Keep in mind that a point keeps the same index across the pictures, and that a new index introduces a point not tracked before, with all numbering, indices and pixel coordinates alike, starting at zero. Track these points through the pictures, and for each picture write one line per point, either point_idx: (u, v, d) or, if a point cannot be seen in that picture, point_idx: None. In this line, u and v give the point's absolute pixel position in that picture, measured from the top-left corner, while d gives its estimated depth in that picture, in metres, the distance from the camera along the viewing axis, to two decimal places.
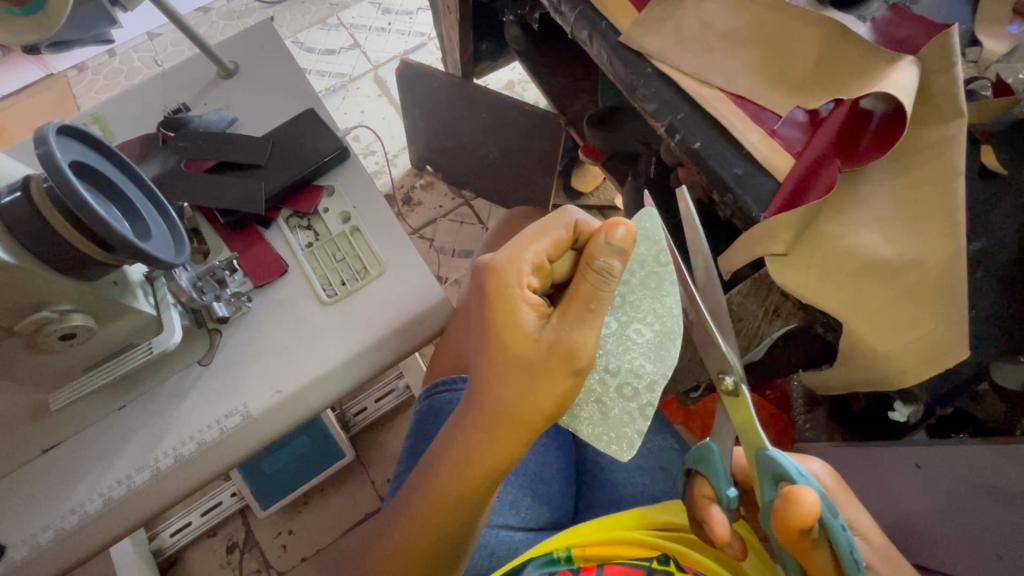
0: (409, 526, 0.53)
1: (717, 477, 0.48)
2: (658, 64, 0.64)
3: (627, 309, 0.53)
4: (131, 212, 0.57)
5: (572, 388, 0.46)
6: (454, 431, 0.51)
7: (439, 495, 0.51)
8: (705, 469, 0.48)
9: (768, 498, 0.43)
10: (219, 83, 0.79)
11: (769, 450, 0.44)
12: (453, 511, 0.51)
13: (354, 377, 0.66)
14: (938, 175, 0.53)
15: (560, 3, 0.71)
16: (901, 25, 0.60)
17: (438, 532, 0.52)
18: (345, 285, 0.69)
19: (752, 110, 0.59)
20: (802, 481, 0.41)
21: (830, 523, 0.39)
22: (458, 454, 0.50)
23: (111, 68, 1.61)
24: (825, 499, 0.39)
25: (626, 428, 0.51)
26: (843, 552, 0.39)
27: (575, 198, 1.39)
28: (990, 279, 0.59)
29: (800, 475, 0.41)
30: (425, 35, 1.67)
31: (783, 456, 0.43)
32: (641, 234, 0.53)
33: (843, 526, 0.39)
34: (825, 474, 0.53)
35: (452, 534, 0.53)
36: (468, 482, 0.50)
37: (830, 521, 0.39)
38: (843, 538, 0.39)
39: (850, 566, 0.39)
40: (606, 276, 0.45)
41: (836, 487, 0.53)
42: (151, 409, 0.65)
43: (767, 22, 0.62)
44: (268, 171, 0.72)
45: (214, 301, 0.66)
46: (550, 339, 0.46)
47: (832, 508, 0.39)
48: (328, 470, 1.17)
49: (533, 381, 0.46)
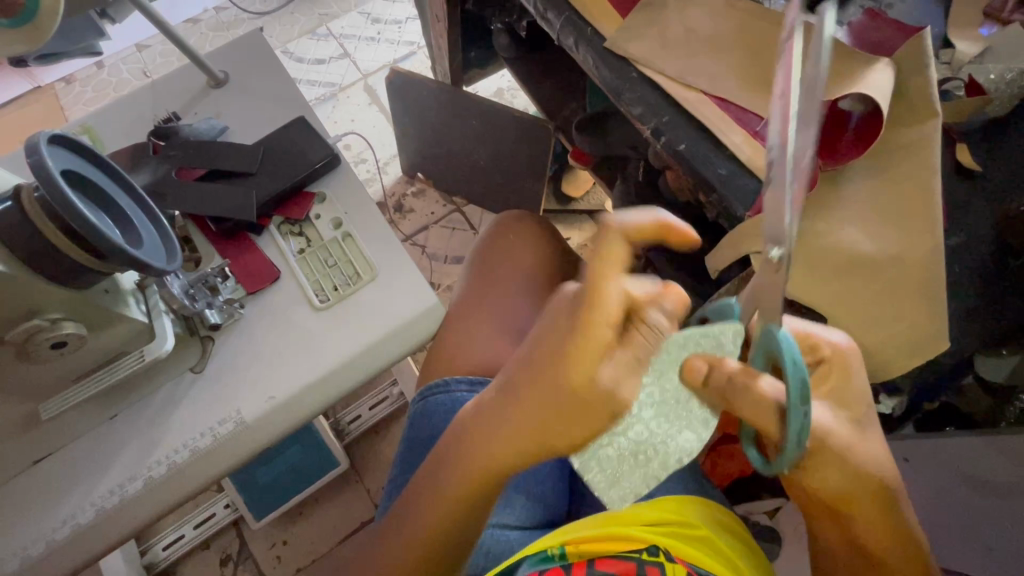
0: (407, 529, 0.53)
1: (718, 349, 0.47)
2: (643, 68, 0.65)
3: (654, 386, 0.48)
4: (121, 220, 0.57)
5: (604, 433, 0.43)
6: (480, 431, 0.48)
7: (438, 500, 0.51)
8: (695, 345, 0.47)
9: (756, 365, 0.44)
10: (210, 92, 0.80)
11: (778, 330, 0.41)
12: (451, 512, 0.51)
13: (347, 383, 0.66)
14: (918, 173, 0.55)
15: (545, 9, 0.72)
16: (878, 28, 0.62)
17: (432, 535, 0.52)
18: (338, 291, 0.69)
19: (734, 112, 0.61)
20: (791, 368, 0.40)
21: (790, 407, 0.40)
22: (462, 462, 0.50)
23: (100, 80, 1.61)
24: (797, 390, 0.40)
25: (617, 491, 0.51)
26: (788, 437, 0.41)
27: (567, 202, 1.40)
28: (969, 271, 0.60)
29: (790, 366, 0.40)
30: (415, 43, 1.69)
31: (789, 341, 0.41)
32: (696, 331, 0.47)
33: (802, 415, 0.40)
34: (844, 342, 0.50)
35: (454, 538, 0.53)
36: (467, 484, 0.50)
37: (792, 407, 0.40)
38: (796, 424, 0.40)
39: (790, 449, 0.41)
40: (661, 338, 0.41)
41: (852, 356, 0.50)
42: (144, 418, 0.64)
43: (747, 27, 0.64)
44: (260, 179, 0.72)
45: (206, 308, 0.66)
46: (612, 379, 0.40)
47: (800, 397, 0.40)
48: (323, 479, 1.16)
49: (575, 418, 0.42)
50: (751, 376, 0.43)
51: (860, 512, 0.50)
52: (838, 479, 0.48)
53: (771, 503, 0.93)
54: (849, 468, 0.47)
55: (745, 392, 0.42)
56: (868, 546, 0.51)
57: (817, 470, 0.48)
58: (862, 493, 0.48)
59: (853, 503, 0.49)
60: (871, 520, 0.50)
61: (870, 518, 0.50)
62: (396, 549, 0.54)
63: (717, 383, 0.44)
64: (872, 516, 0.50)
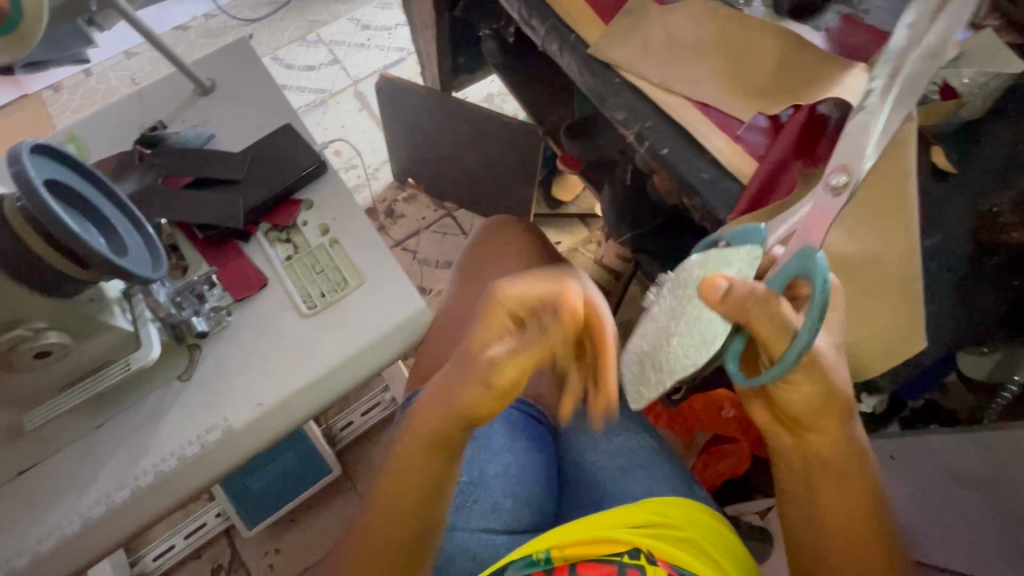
0: (379, 515, 0.56)
1: (733, 271, 0.48)
2: (626, 74, 0.66)
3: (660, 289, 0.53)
4: (105, 229, 0.57)
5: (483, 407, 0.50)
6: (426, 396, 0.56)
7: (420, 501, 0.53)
8: (715, 265, 0.49)
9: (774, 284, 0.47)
10: (196, 100, 0.80)
11: (816, 252, 0.44)
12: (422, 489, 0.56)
13: (336, 389, 0.66)
14: (893, 175, 0.54)
15: (530, 17, 0.73)
16: (853, 34, 0.64)
17: (408, 522, 0.55)
18: (325, 297, 0.69)
19: (715, 116, 0.62)
20: (820, 284, 0.43)
21: (804, 324, 0.44)
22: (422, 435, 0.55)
23: (88, 87, 1.61)
24: (820, 302, 0.43)
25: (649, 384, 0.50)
26: (797, 344, 0.44)
27: (556, 207, 1.41)
28: (943, 271, 0.61)
29: (818, 279, 0.43)
30: (404, 50, 1.69)
31: (822, 260, 0.44)
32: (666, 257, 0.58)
33: (816, 327, 0.43)
34: None
35: (430, 519, 0.57)
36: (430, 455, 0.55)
37: (811, 316, 0.43)
38: (808, 332, 0.43)
39: (793, 356, 0.44)
40: (541, 334, 0.46)
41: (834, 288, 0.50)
42: (131, 426, 0.64)
43: (727, 32, 0.65)
44: (247, 185, 0.73)
45: (193, 316, 0.66)
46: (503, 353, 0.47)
47: (817, 315, 0.43)
48: (316, 485, 1.16)
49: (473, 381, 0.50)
50: (766, 295, 0.46)
51: (818, 425, 0.51)
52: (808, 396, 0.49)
53: (761, 503, 0.94)
54: (819, 383, 0.48)
55: (764, 301, 0.45)
56: (824, 463, 0.53)
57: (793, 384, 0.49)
58: (828, 408, 0.50)
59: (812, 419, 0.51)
60: (825, 436, 0.52)
61: (824, 431, 0.51)
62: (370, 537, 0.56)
63: (739, 296, 0.46)
64: (827, 430, 0.51)
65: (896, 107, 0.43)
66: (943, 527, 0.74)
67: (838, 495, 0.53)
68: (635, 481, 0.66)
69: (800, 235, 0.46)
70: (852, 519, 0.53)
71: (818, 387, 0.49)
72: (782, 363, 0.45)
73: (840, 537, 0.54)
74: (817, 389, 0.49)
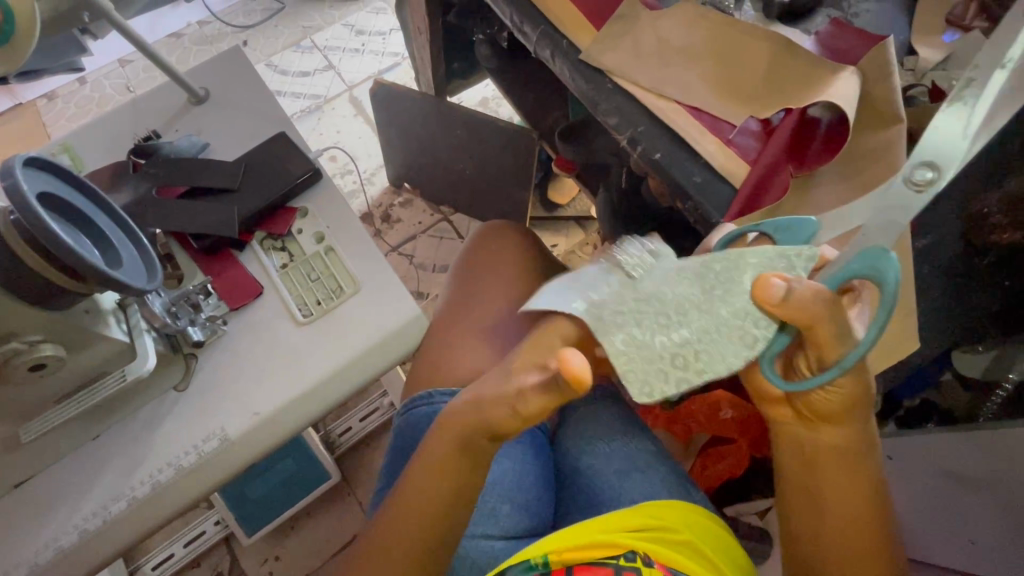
0: (399, 527, 0.54)
1: (789, 271, 0.46)
2: (618, 79, 0.67)
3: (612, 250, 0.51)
4: (100, 240, 0.57)
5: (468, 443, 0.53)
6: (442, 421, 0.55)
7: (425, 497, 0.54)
8: (767, 264, 0.47)
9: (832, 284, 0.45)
10: (191, 109, 0.80)
11: (886, 255, 0.42)
12: (446, 496, 0.54)
13: (333, 396, 0.66)
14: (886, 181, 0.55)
15: (522, 23, 0.73)
16: (842, 37, 0.64)
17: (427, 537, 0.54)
18: (321, 305, 0.70)
19: (707, 120, 0.62)
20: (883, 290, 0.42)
21: (868, 329, 0.43)
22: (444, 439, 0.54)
23: (82, 96, 1.61)
24: (888, 308, 0.42)
25: (656, 371, 0.47)
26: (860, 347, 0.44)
27: (552, 209, 1.41)
28: (934, 271, 0.62)
29: (890, 283, 0.41)
30: (399, 54, 1.70)
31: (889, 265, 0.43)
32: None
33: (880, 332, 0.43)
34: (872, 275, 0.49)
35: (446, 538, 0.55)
36: (456, 456, 0.54)
37: (879, 321, 0.43)
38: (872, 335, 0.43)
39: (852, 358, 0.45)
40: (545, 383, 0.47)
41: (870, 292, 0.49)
42: (127, 437, 0.64)
43: (718, 37, 0.65)
44: (241, 194, 0.73)
45: (189, 326, 0.66)
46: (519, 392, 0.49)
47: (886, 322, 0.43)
48: (315, 492, 1.16)
49: (503, 404, 0.50)
50: (831, 299, 0.44)
51: (837, 420, 0.51)
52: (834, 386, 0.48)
53: (761, 503, 0.96)
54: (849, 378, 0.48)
55: (828, 304, 0.44)
56: (841, 459, 0.52)
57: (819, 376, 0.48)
58: (852, 403, 0.50)
59: (828, 409, 0.50)
60: (843, 431, 0.51)
61: (843, 425, 0.51)
62: (387, 549, 0.54)
63: (800, 297, 0.44)
64: (845, 424, 0.51)
65: (989, 103, 0.40)
66: (940, 526, 0.74)
67: (844, 492, 0.52)
68: (632, 486, 0.66)
69: (863, 237, 0.44)
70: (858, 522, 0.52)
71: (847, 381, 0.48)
72: (839, 366, 0.45)
73: (842, 538, 0.52)
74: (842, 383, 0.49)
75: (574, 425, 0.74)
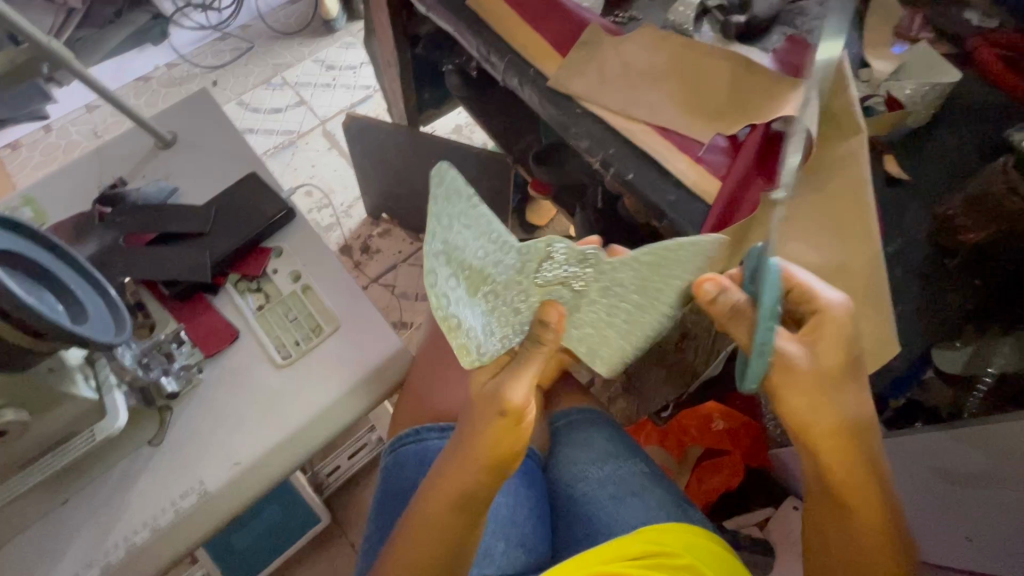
0: None
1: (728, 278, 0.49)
2: (586, 104, 0.68)
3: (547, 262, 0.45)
4: (64, 295, 0.55)
5: (457, 483, 0.52)
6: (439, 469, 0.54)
7: (422, 537, 0.52)
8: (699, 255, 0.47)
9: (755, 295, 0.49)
10: (158, 153, 0.79)
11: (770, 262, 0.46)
12: (441, 540, 0.52)
13: (316, 440, 0.64)
14: (852, 188, 0.58)
15: (489, 54, 0.75)
16: (798, 55, 0.67)
17: None
18: (299, 346, 0.68)
19: (677, 139, 0.63)
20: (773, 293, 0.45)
21: (759, 325, 0.45)
22: (440, 478, 0.53)
23: (48, 144, 1.58)
24: (762, 310, 0.44)
25: (612, 346, 0.55)
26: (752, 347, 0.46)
27: (533, 230, 1.41)
28: (906, 276, 0.63)
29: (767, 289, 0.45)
30: (371, 87, 1.71)
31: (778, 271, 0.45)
32: (461, 216, 0.44)
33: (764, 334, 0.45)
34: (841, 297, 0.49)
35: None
36: (454, 504, 0.52)
37: (762, 325, 0.45)
38: (761, 337, 0.45)
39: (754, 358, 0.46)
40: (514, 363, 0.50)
41: (844, 314, 0.48)
42: (99, 499, 0.61)
43: (680, 58, 0.66)
44: (213, 237, 0.71)
45: (162, 376, 0.63)
46: (493, 391, 0.51)
47: (768, 314, 0.44)
48: (305, 536, 1.12)
49: (483, 421, 0.51)
50: (742, 304, 0.47)
51: (823, 443, 0.51)
52: (812, 408, 0.49)
53: (760, 513, 0.94)
54: (809, 403, 0.49)
55: (737, 309, 0.47)
56: (835, 485, 0.52)
57: (791, 396, 0.50)
58: (832, 426, 0.50)
59: (817, 433, 0.50)
60: (835, 454, 0.51)
61: (833, 451, 0.51)
62: None
63: (720, 303, 0.47)
64: (837, 450, 0.50)
65: None
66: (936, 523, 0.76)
67: (852, 515, 0.52)
68: (629, 510, 0.64)
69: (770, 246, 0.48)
70: (868, 541, 0.52)
71: (807, 407, 0.50)
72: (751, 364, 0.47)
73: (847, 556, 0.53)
74: (816, 404, 0.49)
75: (566, 452, 0.73)
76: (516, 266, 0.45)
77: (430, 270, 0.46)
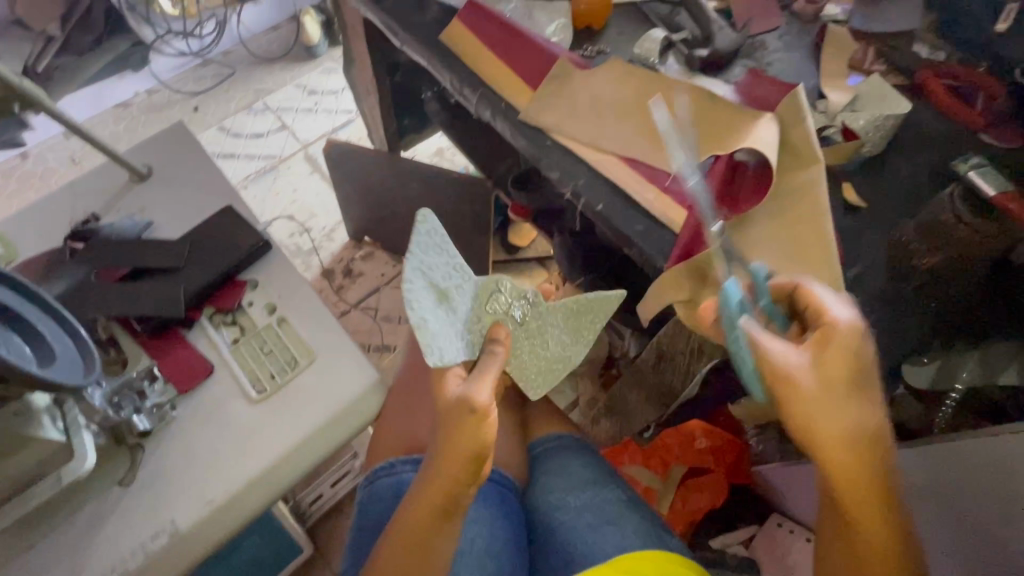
0: None
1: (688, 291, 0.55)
2: (556, 136, 0.69)
3: (488, 295, 0.61)
4: (31, 336, 0.54)
5: (433, 499, 0.54)
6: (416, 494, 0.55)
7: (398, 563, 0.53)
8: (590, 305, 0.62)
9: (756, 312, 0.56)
10: (133, 187, 0.79)
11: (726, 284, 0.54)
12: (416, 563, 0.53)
13: (290, 474, 0.63)
14: (810, 216, 0.60)
15: (462, 86, 0.76)
16: (759, 85, 0.69)
17: None
18: (274, 379, 0.67)
19: (644, 170, 0.65)
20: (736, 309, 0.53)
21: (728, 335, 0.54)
22: (417, 503, 0.54)
23: (25, 171, 1.56)
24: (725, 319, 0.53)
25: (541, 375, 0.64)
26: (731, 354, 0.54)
27: (515, 251, 1.43)
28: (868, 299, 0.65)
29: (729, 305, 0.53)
30: (352, 112, 1.73)
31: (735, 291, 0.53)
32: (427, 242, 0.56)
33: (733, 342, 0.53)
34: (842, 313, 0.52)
35: None
36: (429, 518, 0.53)
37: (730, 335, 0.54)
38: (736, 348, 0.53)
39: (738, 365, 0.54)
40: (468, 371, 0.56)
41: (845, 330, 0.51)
42: (65, 543, 0.60)
43: (645, 92, 0.69)
44: (188, 271, 0.71)
45: (134, 415, 0.62)
46: (459, 394, 0.53)
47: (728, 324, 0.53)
48: (286, 568, 1.10)
49: (456, 437, 0.52)
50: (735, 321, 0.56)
51: (825, 457, 0.52)
52: (810, 422, 0.52)
53: (745, 531, 0.96)
54: (808, 417, 0.51)
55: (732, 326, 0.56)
56: (839, 497, 0.53)
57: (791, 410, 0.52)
58: (828, 439, 0.52)
59: (818, 446, 0.52)
60: (837, 467, 0.52)
61: (832, 464, 0.52)
62: None
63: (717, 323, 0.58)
64: (836, 464, 0.52)
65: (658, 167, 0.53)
66: None
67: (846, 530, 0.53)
68: (605, 538, 0.65)
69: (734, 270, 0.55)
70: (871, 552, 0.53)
71: (806, 421, 0.52)
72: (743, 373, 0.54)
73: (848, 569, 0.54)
74: (811, 418, 0.51)
75: (545, 480, 0.73)
76: (465, 288, 0.59)
77: (409, 287, 0.53)
